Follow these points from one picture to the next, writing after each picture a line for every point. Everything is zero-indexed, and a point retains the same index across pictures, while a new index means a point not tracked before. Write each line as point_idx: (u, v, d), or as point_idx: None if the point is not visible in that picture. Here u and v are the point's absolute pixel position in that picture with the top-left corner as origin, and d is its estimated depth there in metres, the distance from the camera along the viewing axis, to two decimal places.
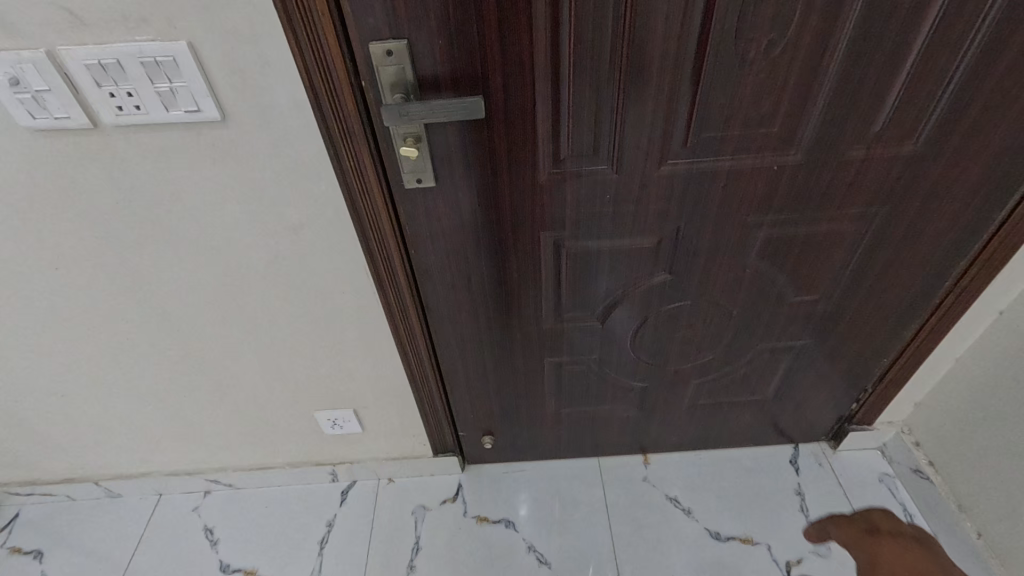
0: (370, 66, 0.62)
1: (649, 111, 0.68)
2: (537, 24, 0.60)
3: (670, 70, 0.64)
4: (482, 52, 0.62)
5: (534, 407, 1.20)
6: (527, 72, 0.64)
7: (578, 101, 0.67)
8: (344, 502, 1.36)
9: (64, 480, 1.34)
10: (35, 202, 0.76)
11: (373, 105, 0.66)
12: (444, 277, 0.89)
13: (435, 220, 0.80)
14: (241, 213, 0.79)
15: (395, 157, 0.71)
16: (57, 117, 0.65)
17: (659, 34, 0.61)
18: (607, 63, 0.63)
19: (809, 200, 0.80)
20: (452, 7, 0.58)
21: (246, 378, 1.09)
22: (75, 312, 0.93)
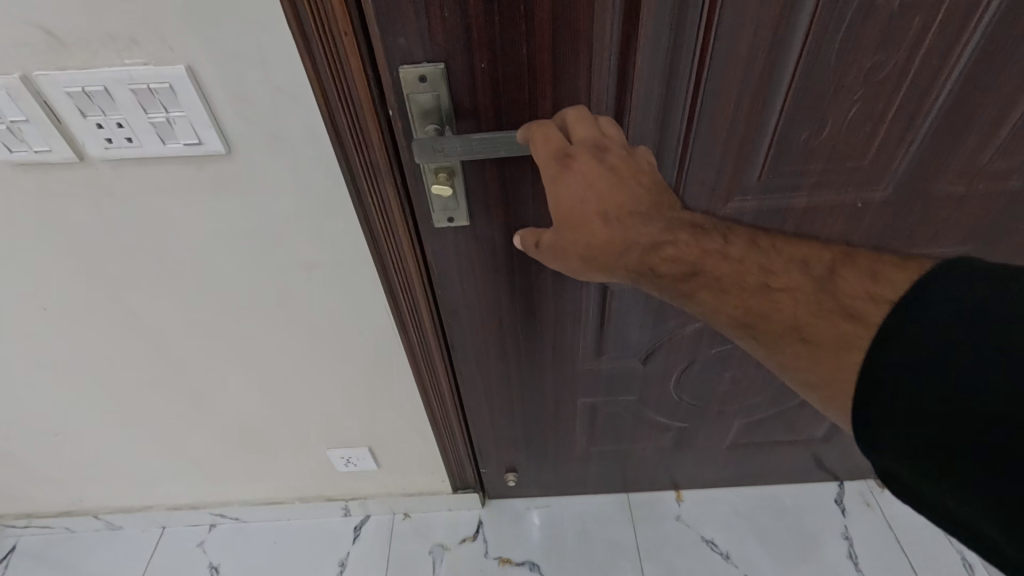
0: (399, 93, 0.53)
1: (720, 146, 0.58)
2: (600, 47, 0.51)
3: (750, 99, 0.55)
4: (531, 78, 0.52)
5: (563, 446, 1.12)
6: (583, 102, 0.54)
7: (639, 135, 0.57)
8: (357, 538, 1.28)
9: (62, 513, 1.27)
10: (15, 239, 0.67)
11: (400, 137, 0.57)
12: (472, 318, 0.80)
13: (468, 261, 0.71)
14: (249, 251, 0.70)
15: (424, 194, 0.62)
16: (37, 150, 0.56)
17: (741, 58, 0.52)
18: (676, 92, 0.54)
19: (891, 240, 0.70)
20: (499, 25, 0.49)
21: (253, 416, 1.01)
22: (65, 351, 0.85)
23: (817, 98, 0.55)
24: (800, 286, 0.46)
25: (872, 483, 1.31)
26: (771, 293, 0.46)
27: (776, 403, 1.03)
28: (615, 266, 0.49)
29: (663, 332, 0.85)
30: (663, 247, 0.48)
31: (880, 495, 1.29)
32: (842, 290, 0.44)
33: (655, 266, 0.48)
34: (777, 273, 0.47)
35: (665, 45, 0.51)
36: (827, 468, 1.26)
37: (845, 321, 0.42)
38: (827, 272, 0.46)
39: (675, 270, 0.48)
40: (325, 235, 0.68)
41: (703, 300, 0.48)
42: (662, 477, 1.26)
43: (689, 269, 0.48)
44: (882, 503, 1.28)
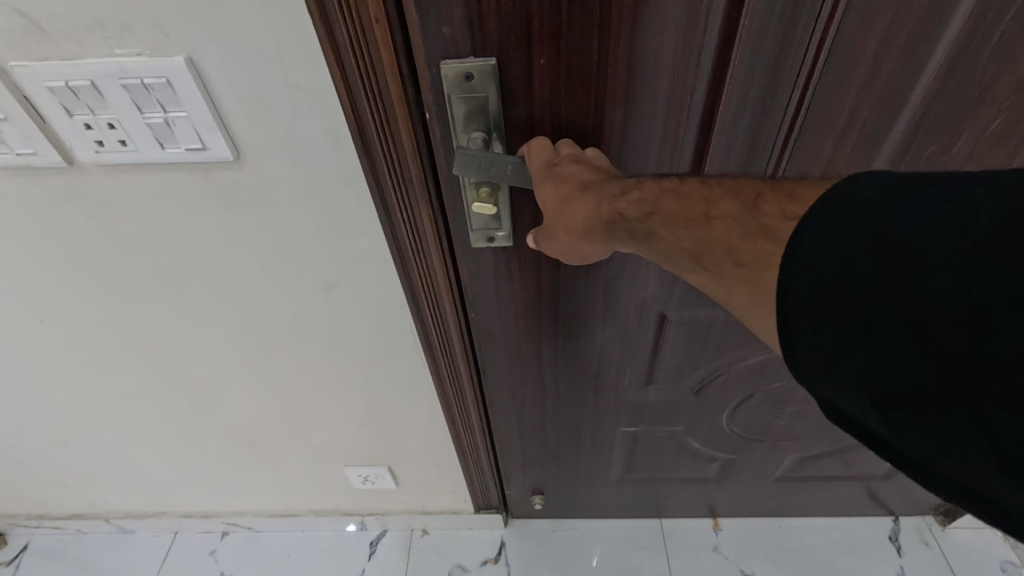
0: (439, 92, 0.44)
1: (824, 159, 0.51)
2: (688, 41, 0.42)
3: (868, 107, 0.47)
4: (601, 78, 0.44)
5: (596, 472, 1.04)
6: (661, 107, 0.46)
7: (726, 145, 0.49)
8: (373, 554, 1.22)
9: (74, 514, 1.23)
10: (4, 247, 0.60)
11: (438, 147, 0.48)
12: (508, 345, 0.72)
13: (507, 285, 0.62)
14: (262, 267, 0.62)
15: (463, 211, 0.53)
16: (20, 153, 0.49)
17: (866, 58, 0.44)
18: (781, 96, 0.46)
19: None
20: (567, 14, 0.40)
21: (267, 431, 0.95)
22: (67, 361, 0.79)
23: (953, 108, 0.47)
24: (734, 214, 0.36)
25: (931, 520, 1.20)
26: (707, 224, 0.37)
27: (838, 437, 0.93)
28: (591, 232, 0.45)
29: (720, 364, 0.77)
30: (629, 192, 0.42)
31: (939, 533, 1.18)
32: (761, 210, 0.35)
33: (620, 213, 0.42)
34: (715, 202, 0.38)
35: (771, 44, 0.43)
36: (882, 503, 1.16)
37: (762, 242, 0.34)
38: (755, 194, 0.37)
39: (637, 211, 0.41)
40: (347, 252, 0.60)
41: (662, 237, 0.40)
42: (700, 505, 1.17)
43: (649, 209, 0.41)
44: (942, 542, 1.17)
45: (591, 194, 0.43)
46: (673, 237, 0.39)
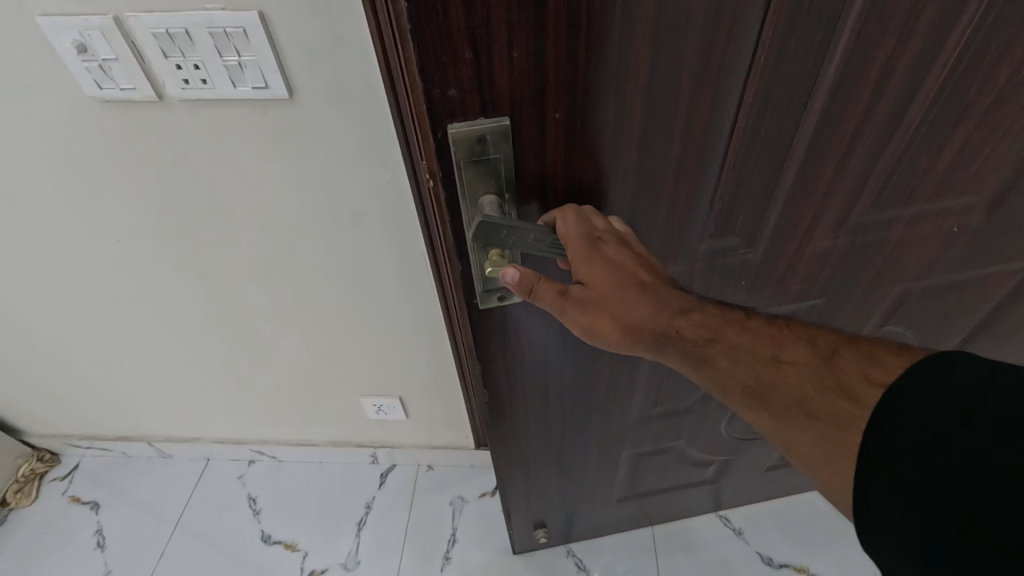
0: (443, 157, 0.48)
1: (830, 173, 0.60)
2: (708, 83, 0.48)
3: (866, 130, 0.56)
4: (612, 125, 0.49)
5: (601, 494, 1.12)
6: (677, 143, 0.52)
7: (740, 175, 0.57)
8: (383, 485, 1.35)
9: (122, 437, 1.39)
10: (95, 171, 0.74)
11: (453, 208, 0.52)
12: (515, 393, 0.79)
13: (513, 342, 0.69)
14: (302, 198, 0.75)
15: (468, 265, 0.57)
16: (122, 88, 0.62)
17: (869, 87, 0.52)
18: (799, 117, 0.53)
19: (972, 258, 0.75)
20: (579, 69, 0.45)
21: (295, 361, 1.08)
22: (133, 282, 0.93)
23: (940, 123, 0.57)
24: (806, 364, 0.46)
25: None
26: (778, 366, 0.47)
27: None
28: (641, 330, 0.51)
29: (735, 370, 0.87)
30: (689, 312, 0.51)
31: None
32: (840, 369, 0.45)
33: (680, 330, 0.50)
34: (784, 346, 0.48)
35: (783, 90, 0.50)
36: None
37: (843, 401, 0.43)
38: (828, 350, 0.47)
39: (699, 334, 0.50)
40: (373, 185, 0.73)
41: (716, 367, 0.49)
42: (695, 506, 1.26)
43: (711, 335, 0.50)
44: None
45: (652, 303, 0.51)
46: (736, 369, 0.48)
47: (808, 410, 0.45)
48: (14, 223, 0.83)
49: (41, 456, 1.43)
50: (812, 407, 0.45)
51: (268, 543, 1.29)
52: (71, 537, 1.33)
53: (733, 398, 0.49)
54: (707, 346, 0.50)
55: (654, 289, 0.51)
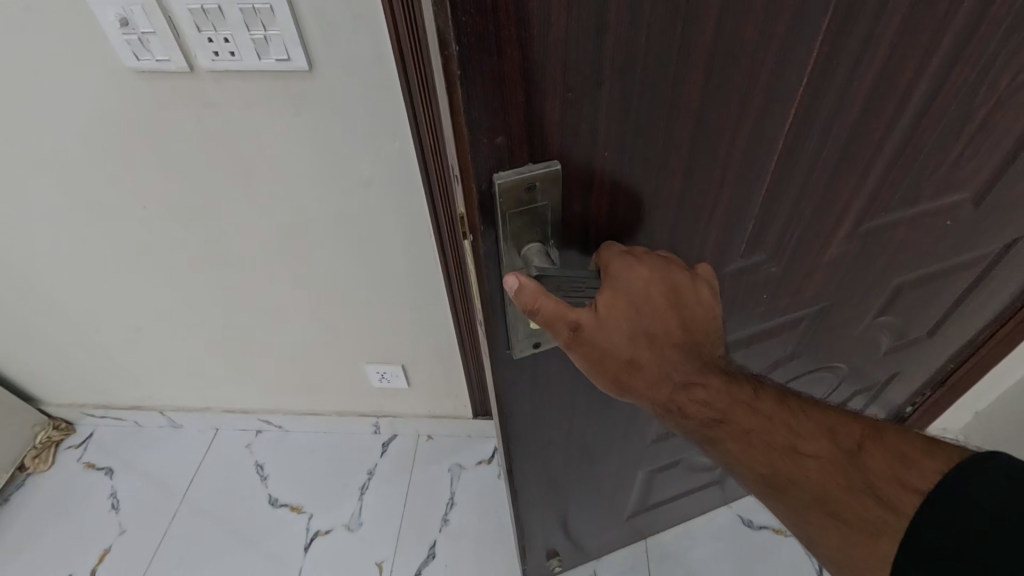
0: (491, 210, 0.46)
1: (853, 182, 0.60)
2: (755, 109, 0.48)
3: (891, 138, 0.57)
4: (656, 161, 0.49)
5: (614, 513, 1.12)
6: (719, 168, 0.52)
7: (780, 188, 0.57)
8: (384, 453, 1.42)
9: (135, 406, 1.45)
10: (129, 138, 0.81)
11: (496, 258, 0.50)
12: (537, 435, 0.77)
13: (541, 389, 0.69)
14: (316, 167, 0.82)
15: (503, 315, 0.55)
16: (158, 59, 0.69)
17: (895, 97, 0.53)
18: (831, 130, 0.54)
19: (959, 249, 0.78)
20: (632, 114, 0.44)
21: (303, 329, 1.15)
22: (155, 248, 0.99)
23: (950, 127, 0.58)
24: (831, 459, 0.49)
25: None
26: (799, 459, 0.50)
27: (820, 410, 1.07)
28: (639, 393, 0.52)
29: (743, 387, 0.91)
30: (693, 386, 0.52)
31: None
32: (867, 469, 0.48)
33: (684, 406, 0.52)
34: (801, 435, 0.51)
35: (830, 105, 0.51)
36: None
37: (882, 509, 0.46)
38: (855, 444, 0.50)
39: (708, 414, 0.52)
40: (383, 153, 0.79)
41: (730, 449, 0.53)
42: (697, 508, 1.29)
43: (718, 416, 0.52)
44: None
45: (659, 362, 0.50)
46: (747, 453, 0.52)
47: (831, 506, 0.49)
48: (52, 188, 0.91)
49: (56, 426, 1.48)
50: (832, 504, 0.49)
51: (274, 505, 1.36)
52: (86, 501, 1.39)
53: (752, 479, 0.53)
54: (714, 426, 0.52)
55: (673, 343, 0.51)
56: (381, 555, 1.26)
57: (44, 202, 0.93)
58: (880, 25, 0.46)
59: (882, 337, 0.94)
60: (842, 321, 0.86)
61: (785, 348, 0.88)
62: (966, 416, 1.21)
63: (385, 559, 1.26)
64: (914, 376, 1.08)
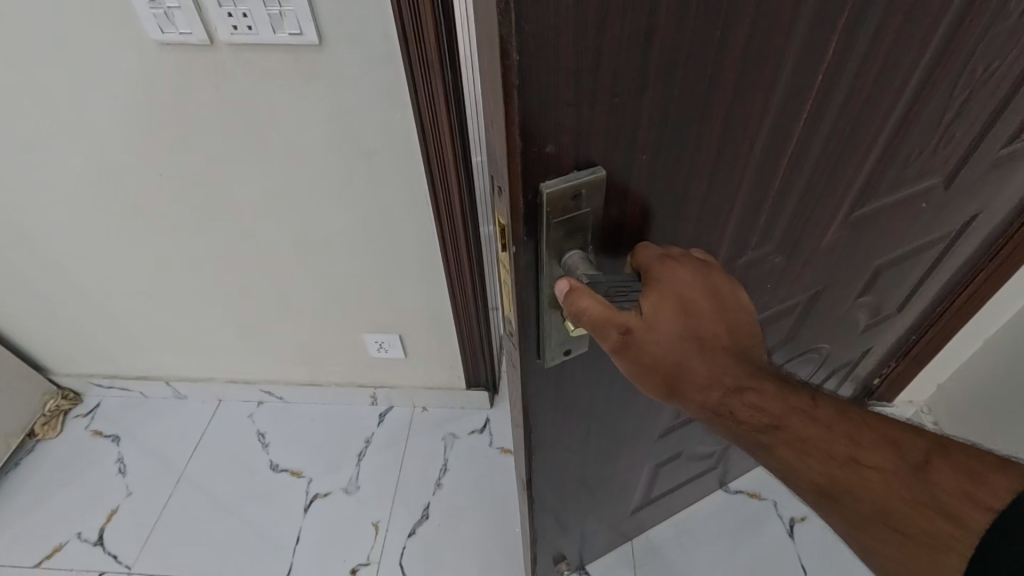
0: (536, 220, 0.43)
1: (851, 173, 0.60)
2: (778, 106, 0.47)
3: (889, 124, 0.56)
4: (686, 159, 0.46)
5: (619, 511, 1.11)
6: (740, 163, 0.50)
7: (790, 179, 0.56)
8: (381, 423, 1.49)
9: (141, 376, 1.51)
10: (148, 107, 0.88)
11: (535, 271, 0.47)
12: (558, 443, 0.73)
13: (566, 397, 0.65)
14: (323, 138, 0.89)
15: (535, 327, 0.51)
16: (182, 32, 0.77)
17: (897, 86, 0.52)
18: (839, 122, 0.53)
19: (934, 226, 0.81)
20: (671, 112, 0.42)
21: (305, 297, 1.21)
22: (167, 215, 1.06)
23: (941, 113, 0.58)
24: (897, 472, 0.44)
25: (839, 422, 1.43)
26: (860, 472, 0.45)
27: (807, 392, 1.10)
28: (687, 396, 0.48)
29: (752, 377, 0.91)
30: (746, 391, 0.47)
31: None
32: (935, 485, 0.43)
33: (733, 410, 0.47)
34: (863, 446, 0.45)
35: (841, 94, 0.50)
36: None
37: (944, 522, 0.41)
38: (922, 457, 0.44)
39: (760, 422, 0.47)
40: (385, 125, 0.87)
41: (785, 456, 0.47)
42: (697, 494, 1.30)
43: (772, 422, 0.47)
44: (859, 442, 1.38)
45: (709, 364, 0.47)
46: (799, 460, 0.47)
47: (894, 521, 0.44)
48: (73, 157, 0.97)
49: (65, 395, 1.54)
50: (894, 517, 0.44)
51: (275, 470, 1.42)
52: (92, 467, 1.44)
53: (802, 490, 0.48)
54: (762, 432, 0.47)
55: (721, 347, 0.47)
56: (378, 516, 1.33)
57: (65, 170, 0.99)
58: (890, 17, 0.45)
59: (863, 315, 0.96)
60: (830, 305, 0.87)
61: (781, 334, 0.86)
62: (929, 384, 1.29)
63: (381, 519, 1.32)
64: (884, 349, 1.14)
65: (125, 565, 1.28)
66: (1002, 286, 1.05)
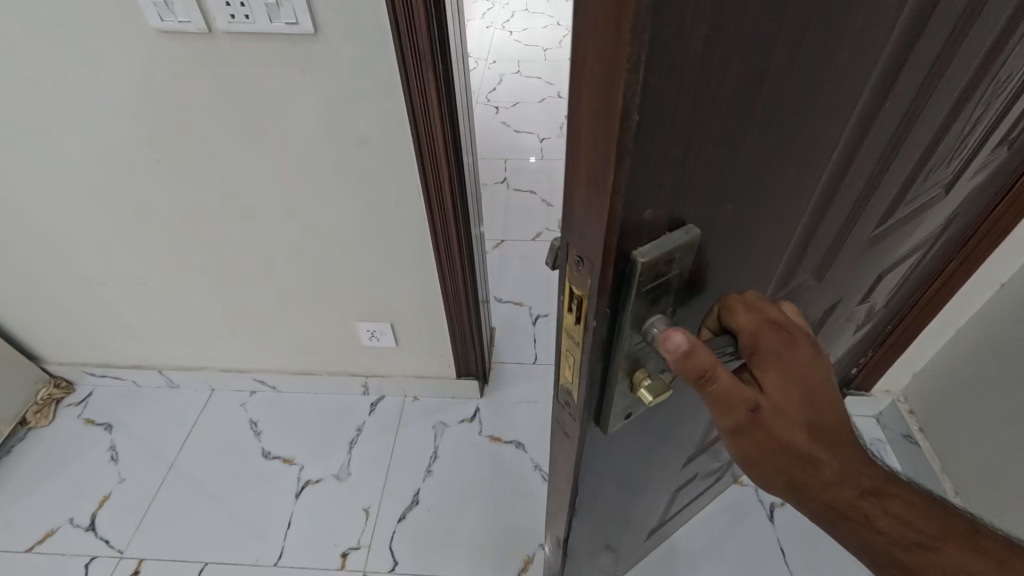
0: (624, 291, 0.39)
1: (886, 193, 0.60)
2: (846, 135, 0.46)
3: (923, 144, 0.57)
4: (763, 204, 0.44)
5: (635, 539, 1.05)
6: (802, 198, 0.48)
7: (839, 205, 0.55)
8: (372, 412, 1.51)
9: (134, 365, 1.52)
10: (146, 95, 0.90)
11: (613, 339, 0.43)
12: (602, 490, 0.69)
13: (618, 447, 0.62)
14: (319, 126, 0.92)
15: (603, 395, 0.48)
16: (180, 20, 0.80)
17: (937, 107, 0.52)
18: (886, 146, 0.52)
19: (927, 229, 0.83)
20: (759, 163, 0.40)
21: (298, 285, 1.23)
22: (162, 202, 1.08)
23: (960, 128, 0.59)
24: None
25: None
26: None
27: None
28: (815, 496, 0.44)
29: None
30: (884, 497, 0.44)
31: None
32: None
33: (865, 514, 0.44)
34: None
35: (895, 120, 0.49)
36: None
37: None
38: None
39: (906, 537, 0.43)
40: (378, 114, 0.89)
41: None
42: (701, 505, 1.28)
43: (919, 540, 0.43)
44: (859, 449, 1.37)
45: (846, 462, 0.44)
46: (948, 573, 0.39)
47: None
48: (72, 142, 0.99)
49: (57, 384, 1.55)
50: None
51: (267, 458, 1.44)
52: (85, 454, 1.46)
53: None
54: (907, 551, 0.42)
55: (842, 434, 0.44)
56: (368, 502, 1.35)
57: (63, 156, 1.01)
58: (944, 42, 0.45)
59: (860, 316, 0.97)
60: (838, 315, 0.87)
61: None
62: (903, 374, 1.34)
63: (372, 505, 1.34)
64: (866, 341, 1.18)
65: (117, 549, 1.29)
66: (972, 275, 1.09)
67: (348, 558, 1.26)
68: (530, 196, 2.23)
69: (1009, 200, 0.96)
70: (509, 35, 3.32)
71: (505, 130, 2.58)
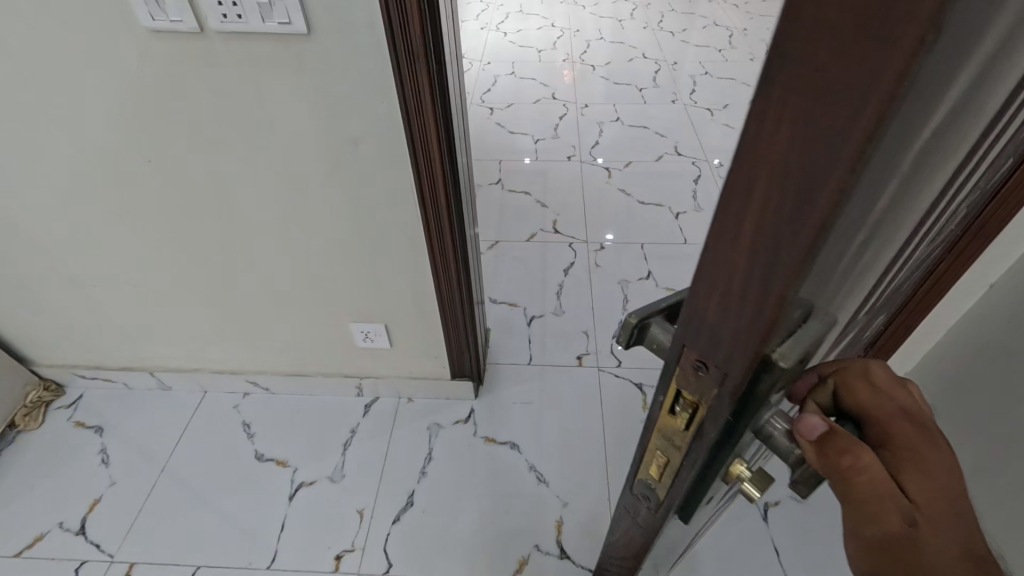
0: (749, 407, 0.35)
1: (949, 224, 0.56)
2: (959, 176, 0.41)
3: (992, 172, 0.53)
4: (869, 261, 0.39)
5: None
6: (899, 246, 0.43)
7: (920, 246, 0.50)
8: (367, 413, 1.51)
9: (125, 367, 1.51)
10: (137, 95, 0.90)
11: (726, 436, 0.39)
12: (671, 538, 0.67)
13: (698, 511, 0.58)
14: (312, 126, 0.91)
15: (698, 485, 0.46)
16: (171, 19, 0.79)
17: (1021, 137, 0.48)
18: (972, 182, 0.48)
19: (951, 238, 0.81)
20: (882, 219, 0.34)
21: (292, 285, 1.22)
22: (154, 203, 1.07)
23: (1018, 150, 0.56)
24: None
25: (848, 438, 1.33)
26: None
27: None
28: None
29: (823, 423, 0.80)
30: None
31: None
32: None
33: None
34: None
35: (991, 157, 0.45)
36: None
37: None
38: None
39: None
40: (372, 114, 0.89)
41: None
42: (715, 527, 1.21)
43: None
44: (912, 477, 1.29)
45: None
46: None
47: None
48: (61, 142, 0.98)
49: (47, 386, 1.53)
50: None
51: (261, 460, 1.43)
52: (74, 457, 1.44)
53: None
54: None
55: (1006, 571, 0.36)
56: (363, 503, 1.34)
57: (53, 157, 1.00)
58: None
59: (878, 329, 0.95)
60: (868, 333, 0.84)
61: None
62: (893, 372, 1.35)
63: (366, 506, 1.34)
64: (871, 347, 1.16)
65: (108, 553, 1.27)
66: (962, 274, 1.10)
67: (342, 561, 1.25)
68: (525, 197, 2.23)
69: (1005, 202, 0.96)
70: (504, 36, 3.33)
71: (500, 131, 2.58)
